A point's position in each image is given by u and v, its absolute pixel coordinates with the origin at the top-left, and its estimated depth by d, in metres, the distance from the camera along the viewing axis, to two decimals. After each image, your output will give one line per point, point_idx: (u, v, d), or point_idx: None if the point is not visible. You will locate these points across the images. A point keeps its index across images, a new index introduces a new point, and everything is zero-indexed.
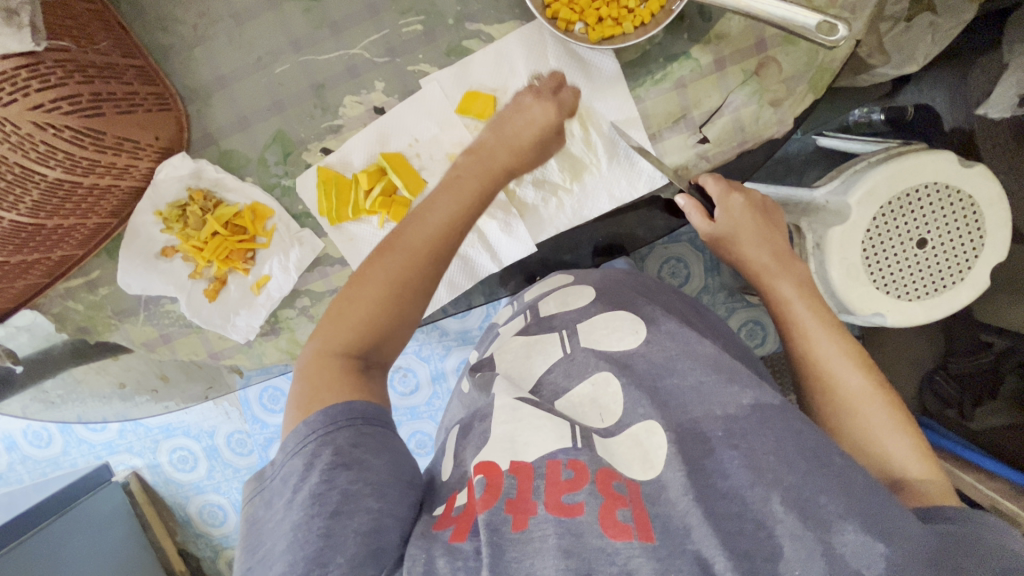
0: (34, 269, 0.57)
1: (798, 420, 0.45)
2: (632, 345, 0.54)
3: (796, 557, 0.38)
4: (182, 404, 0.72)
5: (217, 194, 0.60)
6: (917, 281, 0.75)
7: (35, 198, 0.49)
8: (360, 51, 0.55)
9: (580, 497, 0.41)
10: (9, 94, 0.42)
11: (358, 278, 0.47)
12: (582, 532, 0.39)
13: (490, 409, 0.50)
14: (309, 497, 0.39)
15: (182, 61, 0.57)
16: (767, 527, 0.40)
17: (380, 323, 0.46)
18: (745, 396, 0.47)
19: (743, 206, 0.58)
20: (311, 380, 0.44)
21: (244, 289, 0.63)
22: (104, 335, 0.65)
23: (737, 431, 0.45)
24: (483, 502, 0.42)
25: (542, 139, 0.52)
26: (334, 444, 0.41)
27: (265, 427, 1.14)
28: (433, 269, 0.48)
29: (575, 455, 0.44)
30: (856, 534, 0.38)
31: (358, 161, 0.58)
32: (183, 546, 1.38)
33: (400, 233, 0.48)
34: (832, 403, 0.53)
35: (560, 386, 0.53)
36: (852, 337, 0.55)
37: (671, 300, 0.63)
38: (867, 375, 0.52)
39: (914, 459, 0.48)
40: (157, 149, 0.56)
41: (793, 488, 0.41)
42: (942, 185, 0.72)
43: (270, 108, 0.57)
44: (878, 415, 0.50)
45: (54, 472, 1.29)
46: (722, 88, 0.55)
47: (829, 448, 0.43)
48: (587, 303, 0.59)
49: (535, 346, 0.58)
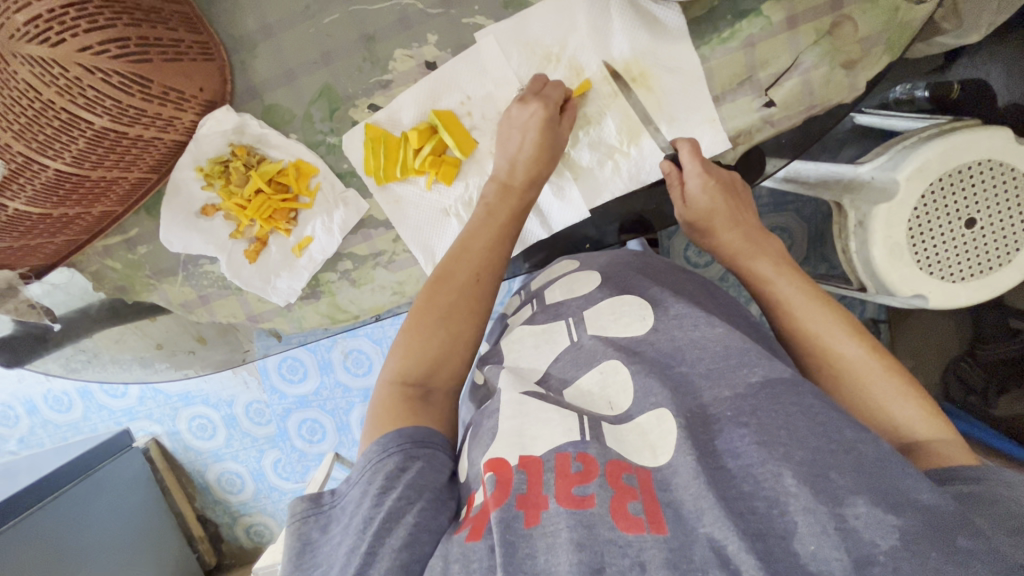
0: (75, 224, 0.56)
1: (813, 397, 0.39)
2: (640, 332, 0.49)
3: (810, 532, 0.31)
4: (201, 372, 0.71)
5: (259, 150, 0.58)
6: (962, 261, 0.73)
7: (80, 147, 0.48)
8: (413, 1, 0.53)
9: (591, 489, 0.36)
10: (57, 34, 0.42)
11: (418, 314, 0.49)
12: (593, 524, 0.34)
13: (497, 405, 0.44)
14: (361, 521, 0.37)
15: (225, 9, 0.54)
16: (780, 505, 0.33)
17: (437, 349, 0.48)
18: (754, 373, 0.41)
19: (711, 189, 0.56)
20: (375, 411, 0.45)
21: (285, 251, 0.62)
22: (142, 295, 0.64)
23: (747, 408, 0.39)
24: (495, 499, 0.36)
25: (549, 156, 0.54)
26: (386, 469, 0.40)
27: (284, 398, 1.14)
28: (481, 296, 0.51)
29: (585, 447, 0.38)
30: (867, 506, 0.32)
31: (407, 119, 0.56)
32: (201, 512, 1.40)
33: (451, 267, 0.52)
34: (829, 381, 0.49)
35: (567, 376, 0.48)
36: (839, 305, 0.52)
37: (680, 281, 0.55)
38: (861, 342, 0.49)
39: (920, 421, 0.44)
40: (201, 102, 0.54)
41: (805, 462, 0.34)
42: (995, 162, 0.69)
43: (316, 61, 0.55)
44: (880, 378, 0.47)
45: (75, 436, 1.29)
46: (792, 48, 0.51)
47: (839, 422, 0.37)
48: (593, 289, 0.54)
49: (542, 336, 0.53)
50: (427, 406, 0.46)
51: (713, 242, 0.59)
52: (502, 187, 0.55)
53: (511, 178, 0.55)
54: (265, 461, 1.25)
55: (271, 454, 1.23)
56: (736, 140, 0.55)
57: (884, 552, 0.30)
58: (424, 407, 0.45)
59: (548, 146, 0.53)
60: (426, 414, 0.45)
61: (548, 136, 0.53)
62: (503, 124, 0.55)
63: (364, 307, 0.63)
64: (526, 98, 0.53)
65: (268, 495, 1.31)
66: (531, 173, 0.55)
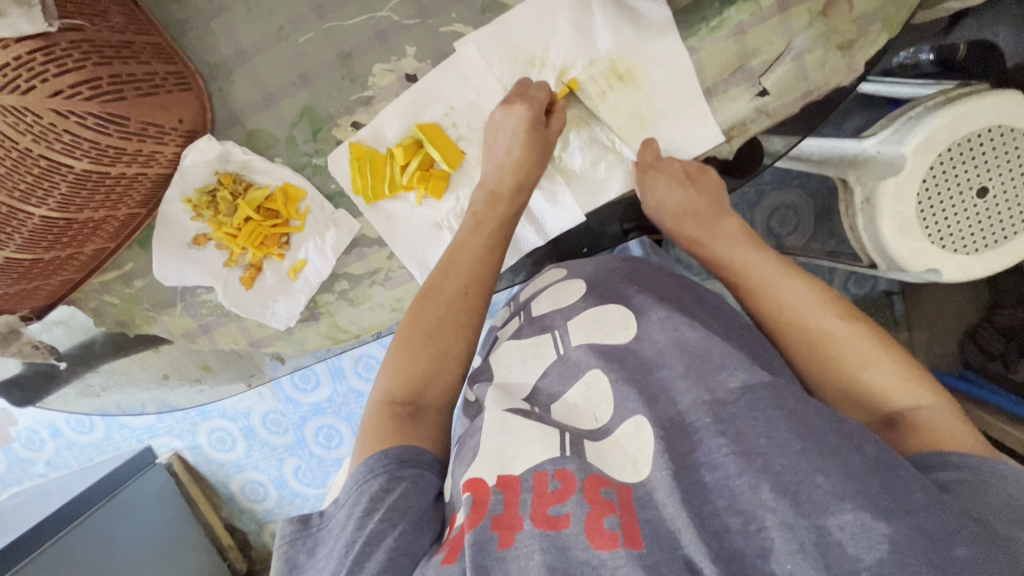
0: (68, 265, 0.56)
1: (796, 401, 0.37)
2: (621, 341, 0.48)
3: (785, 550, 0.31)
4: (216, 389, 0.71)
5: (245, 176, 0.57)
6: (976, 232, 0.70)
7: (63, 192, 0.47)
8: (388, 14, 0.51)
9: (567, 508, 0.35)
10: (27, 81, 0.41)
11: (405, 331, 0.48)
12: (567, 546, 0.33)
13: (479, 424, 0.44)
14: (343, 545, 0.37)
15: (199, 36, 0.53)
16: (758, 520, 0.33)
17: (427, 364, 0.47)
18: (733, 378, 0.40)
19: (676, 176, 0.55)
20: (363, 431, 0.43)
21: (281, 276, 0.61)
22: (143, 327, 0.64)
23: (725, 417, 0.38)
24: (470, 521, 0.35)
25: (537, 157, 0.54)
26: (369, 491, 0.39)
27: (299, 407, 1.15)
28: (472, 310, 0.50)
29: (563, 464, 0.38)
30: (854, 512, 0.31)
31: (392, 134, 0.55)
32: (229, 522, 1.43)
33: (438, 279, 0.51)
34: (805, 357, 0.48)
35: (554, 391, 0.47)
36: (806, 273, 0.51)
37: (668, 287, 0.53)
38: (833, 312, 0.47)
39: (902, 390, 0.43)
40: (182, 133, 0.53)
41: (784, 471, 0.33)
42: (1007, 128, 0.66)
43: (295, 83, 0.54)
44: (859, 349, 0.45)
45: (99, 456, 1.31)
46: (785, 33, 0.49)
47: (822, 426, 0.35)
48: (577, 299, 0.53)
49: (529, 351, 0.51)
50: (416, 424, 0.44)
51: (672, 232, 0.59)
52: (491, 195, 0.55)
53: (499, 183, 0.54)
54: (285, 469, 1.26)
55: (291, 462, 1.25)
56: (730, 132, 0.53)
57: (868, 566, 0.29)
58: (414, 426, 0.44)
59: (534, 148, 0.53)
60: (416, 434, 0.43)
61: (534, 138, 0.52)
62: (489, 130, 0.54)
63: (363, 325, 0.62)
64: (510, 101, 0.52)
65: (291, 502, 1.32)
66: (519, 177, 0.54)
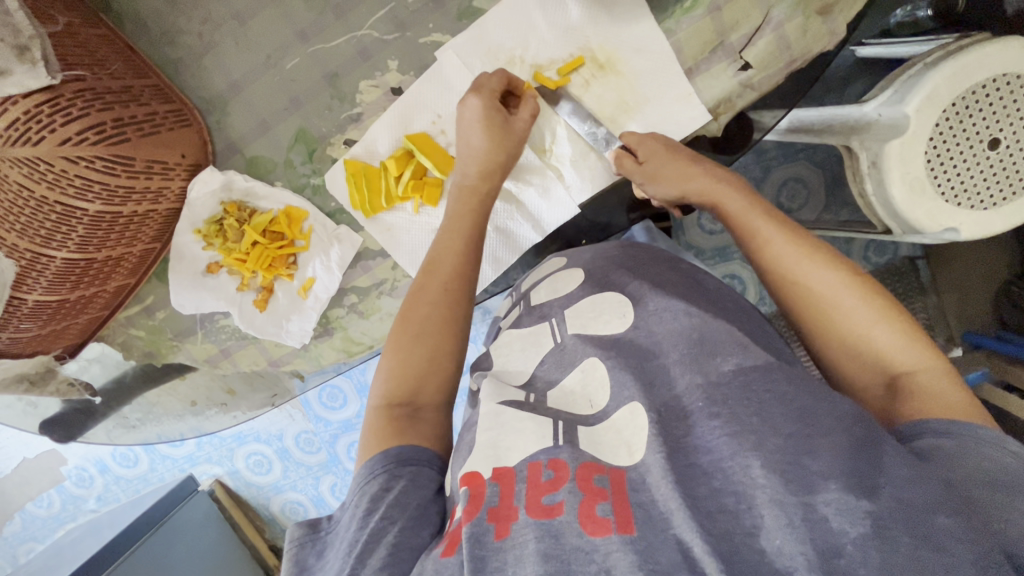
0: (94, 302, 0.59)
1: (785, 382, 0.39)
2: (618, 329, 0.48)
3: (775, 526, 0.31)
4: (249, 412, 0.74)
5: (250, 203, 0.60)
6: (992, 186, 0.68)
7: (81, 233, 0.50)
8: (368, 31, 0.53)
9: (560, 496, 0.36)
10: (37, 133, 0.43)
11: (393, 342, 0.49)
12: (560, 534, 0.34)
13: (476, 418, 0.45)
14: (348, 544, 0.38)
15: (193, 73, 0.56)
16: (749, 499, 0.33)
17: (420, 364, 0.48)
18: (727, 362, 0.41)
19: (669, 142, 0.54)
20: (363, 437, 0.44)
21: (292, 295, 0.63)
22: (168, 357, 0.67)
23: (718, 398, 0.39)
24: (467, 514, 0.36)
25: (504, 143, 0.54)
26: (370, 492, 0.40)
27: (329, 424, 1.18)
28: (454, 309, 0.50)
29: (557, 454, 0.38)
30: (839, 491, 0.32)
31: (383, 148, 0.56)
32: (273, 543, 1.46)
33: (422, 287, 0.51)
34: (808, 320, 0.47)
35: (552, 378, 0.48)
36: (817, 235, 0.49)
37: (662, 274, 0.53)
38: (844, 272, 0.45)
39: (905, 356, 0.42)
40: (186, 167, 0.56)
41: (779, 450, 0.34)
42: (1012, 76, 0.64)
43: (287, 107, 0.56)
44: (866, 312, 0.44)
45: (146, 487, 1.36)
46: (762, 5, 0.49)
47: (813, 406, 0.37)
48: (574, 288, 0.53)
49: (529, 339, 0.52)
50: (415, 423, 0.45)
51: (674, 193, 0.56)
52: (469, 190, 0.55)
53: (470, 174, 0.55)
54: (322, 487, 1.29)
55: (326, 480, 1.27)
56: (717, 109, 0.53)
57: (852, 540, 0.30)
58: (412, 426, 0.45)
59: (498, 136, 0.53)
60: (415, 433, 0.44)
61: (501, 129, 0.53)
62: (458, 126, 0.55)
63: (375, 336, 0.63)
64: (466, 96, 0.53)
65: None
66: (492, 168, 0.55)
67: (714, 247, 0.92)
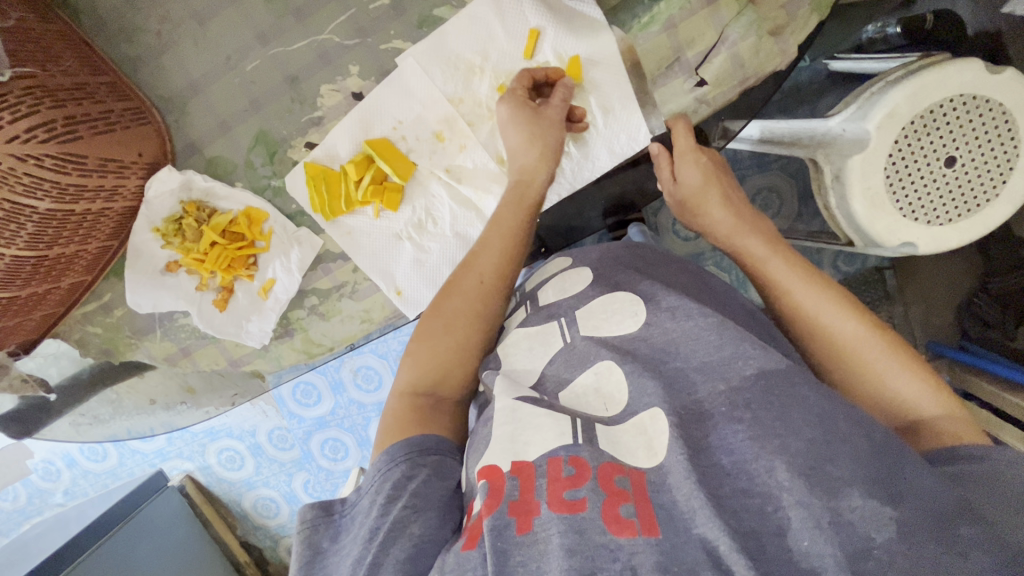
0: (48, 299, 0.58)
1: (807, 388, 0.39)
2: (632, 329, 0.48)
3: (802, 528, 0.33)
4: (221, 407, 0.75)
5: (209, 203, 0.59)
6: (949, 203, 0.69)
7: (31, 230, 0.49)
8: (329, 36, 0.53)
9: (582, 493, 0.36)
10: None
11: (423, 332, 0.51)
12: (584, 529, 0.34)
13: (491, 412, 0.44)
14: (368, 532, 0.38)
15: (151, 72, 0.55)
16: (774, 500, 0.34)
17: (444, 357, 0.50)
18: (749, 366, 0.41)
19: (705, 164, 0.56)
20: (386, 420, 0.46)
21: (252, 295, 0.63)
22: (126, 354, 0.66)
23: (742, 402, 0.39)
24: (487, 507, 0.37)
25: (548, 141, 0.53)
26: (392, 478, 0.41)
27: (303, 421, 1.18)
28: (484, 306, 0.53)
29: (576, 451, 0.38)
30: (864, 498, 0.33)
31: (344, 152, 0.57)
32: (244, 539, 1.45)
33: (457, 279, 0.54)
34: (824, 356, 0.49)
35: (562, 378, 0.47)
36: (827, 278, 0.51)
37: (672, 275, 0.55)
38: (856, 316, 0.48)
39: (920, 394, 0.44)
40: (143, 165, 0.56)
41: (800, 453, 0.35)
42: (967, 96, 0.65)
43: (247, 109, 0.56)
44: (881, 353, 0.46)
45: (114, 483, 1.34)
46: (716, 24, 0.50)
47: (834, 414, 0.37)
48: (585, 287, 0.54)
49: (536, 338, 0.51)
50: (435, 412, 0.47)
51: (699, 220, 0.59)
52: (513, 189, 0.55)
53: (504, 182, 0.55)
54: (295, 484, 1.28)
55: (299, 477, 1.26)
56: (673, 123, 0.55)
57: (880, 545, 0.31)
58: (434, 414, 0.47)
59: (534, 132, 0.53)
60: (435, 421, 0.47)
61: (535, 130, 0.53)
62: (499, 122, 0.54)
63: (336, 338, 0.64)
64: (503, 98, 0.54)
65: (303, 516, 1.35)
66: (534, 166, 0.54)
67: (689, 252, 0.93)
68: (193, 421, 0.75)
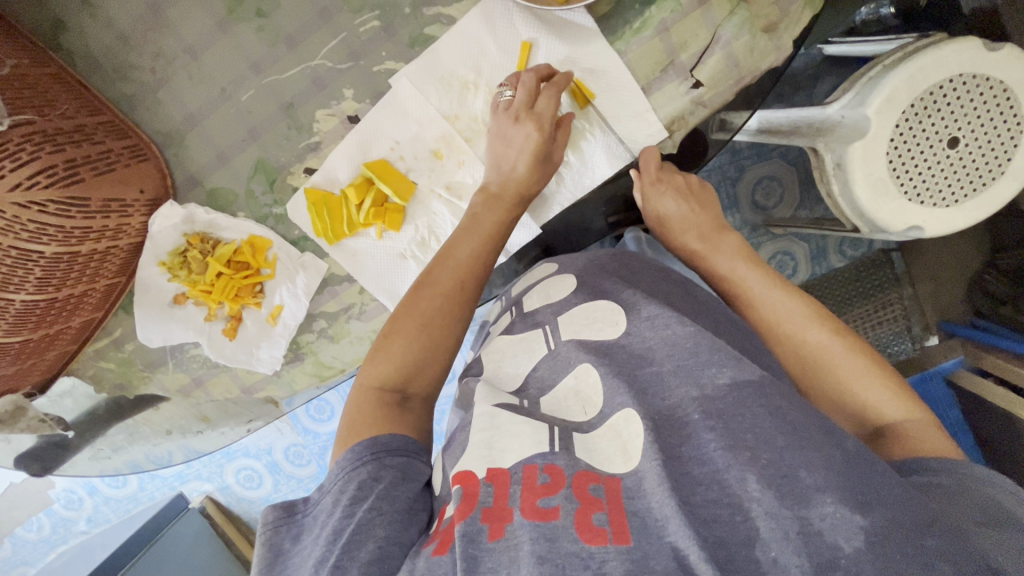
0: (59, 339, 0.58)
1: (779, 399, 0.39)
2: (610, 337, 0.48)
3: (773, 538, 0.32)
4: (237, 426, 0.74)
5: (213, 235, 0.60)
6: (954, 184, 0.68)
7: (39, 275, 0.49)
8: (322, 61, 0.53)
9: (556, 501, 0.36)
10: None
11: (391, 331, 0.48)
12: (556, 537, 0.34)
13: (469, 419, 0.44)
14: (330, 533, 0.37)
15: (148, 107, 0.56)
16: (743, 510, 0.34)
17: (417, 352, 0.48)
18: (722, 375, 0.41)
19: (679, 193, 0.57)
20: (352, 416, 0.44)
21: (260, 323, 0.63)
22: (141, 388, 0.66)
23: (714, 411, 0.39)
24: (460, 512, 0.37)
25: (544, 171, 0.54)
26: (358, 479, 0.40)
27: (318, 437, 1.18)
28: (461, 305, 0.50)
29: (552, 460, 0.39)
30: (836, 505, 0.33)
31: (343, 175, 0.57)
32: None
33: (431, 271, 0.51)
34: (793, 362, 0.50)
35: (545, 382, 0.48)
36: (797, 288, 0.52)
37: (657, 284, 0.54)
38: (824, 325, 0.49)
39: (889, 402, 0.45)
40: (145, 203, 0.56)
41: (771, 464, 0.35)
42: (968, 76, 0.64)
43: (244, 138, 0.56)
44: (849, 362, 0.47)
45: (136, 507, 1.35)
46: (709, 24, 0.50)
47: (804, 421, 0.37)
48: (568, 295, 0.53)
49: (520, 345, 0.52)
50: (403, 413, 0.45)
51: (672, 245, 0.60)
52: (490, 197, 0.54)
53: (502, 188, 0.54)
54: None
55: None
56: (671, 127, 0.54)
57: (847, 555, 0.31)
58: (400, 414, 0.45)
59: (540, 168, 0.54)
60: (402, 422, 0.44)
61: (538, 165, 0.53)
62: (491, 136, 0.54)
63: (346, 359, 0.64)
64: (518, 117, 0.52)
65: None
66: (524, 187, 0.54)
67: None
68: (211, 442, 0.75)
